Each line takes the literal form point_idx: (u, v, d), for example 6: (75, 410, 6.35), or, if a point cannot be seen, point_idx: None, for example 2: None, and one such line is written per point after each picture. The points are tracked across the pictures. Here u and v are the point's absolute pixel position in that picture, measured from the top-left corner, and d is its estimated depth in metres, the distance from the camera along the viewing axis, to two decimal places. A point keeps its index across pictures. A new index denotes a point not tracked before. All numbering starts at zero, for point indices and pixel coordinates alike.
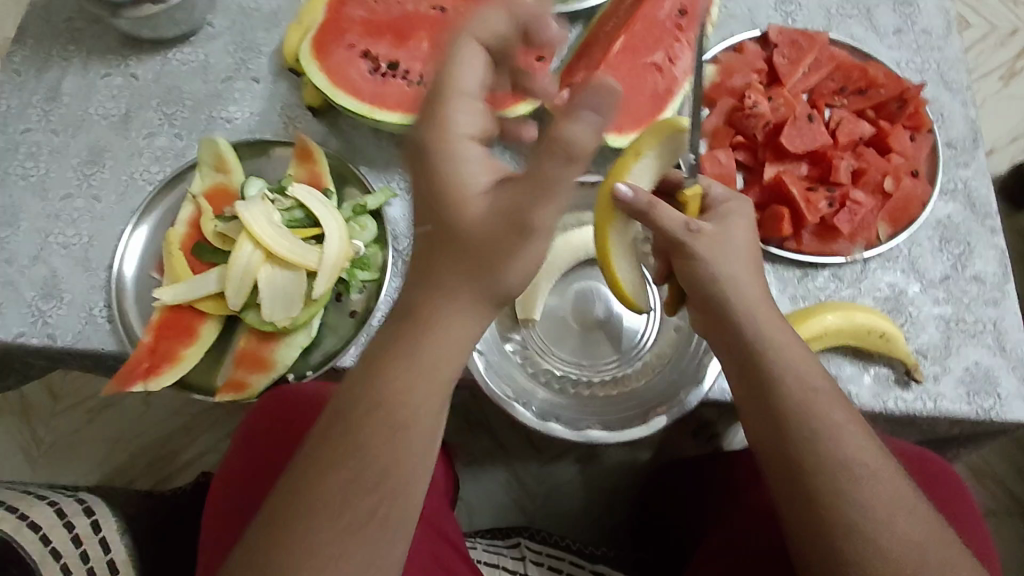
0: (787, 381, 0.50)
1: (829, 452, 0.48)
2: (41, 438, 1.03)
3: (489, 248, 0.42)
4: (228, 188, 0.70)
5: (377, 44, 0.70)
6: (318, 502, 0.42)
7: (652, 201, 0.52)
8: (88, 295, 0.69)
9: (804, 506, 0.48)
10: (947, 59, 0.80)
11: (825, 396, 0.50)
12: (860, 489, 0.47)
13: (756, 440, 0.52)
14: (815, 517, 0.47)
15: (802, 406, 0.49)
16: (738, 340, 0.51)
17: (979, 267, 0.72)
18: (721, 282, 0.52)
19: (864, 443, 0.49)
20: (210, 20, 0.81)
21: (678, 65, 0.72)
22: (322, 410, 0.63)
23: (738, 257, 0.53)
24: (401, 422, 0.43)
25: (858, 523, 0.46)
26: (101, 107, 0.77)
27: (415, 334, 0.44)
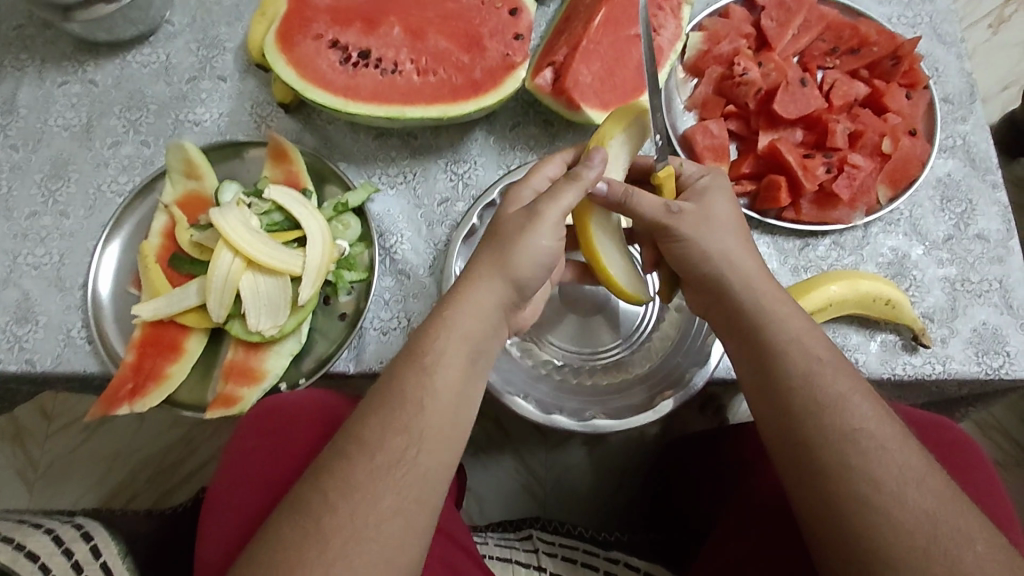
0: (786, 353, 0.47)
1: (835, 424, 0.44)
2: (35, 460, 1.01)
3: (512, 231, 0.49)
4: (202, 194, 0.67)
5: (346, 32, 0.67)
6: (339, 496, 0.42)
7: (628, 190, 0.51)
8: (64, 317, 0.66)
9: (811, 484, 0.44)
10: (939, 11, 0.77)
11: (830, 367, 0.46)
12: (871, 461, 0.42)
13: (760, 420, 0.49)
14: (823, 495, 0.43)
15: (802, 379, 0.46)
16: (735, 313, 0.49)
17: (982, 225, 0.70)
18: (710, 262, 0.50)
19: (876, 414, 0.44)
20: (169, 18, 0.77)
21: (663, 35, 0.69)
22: (301, 423, 0.59)
23: (722, 233, 0.50)
24: (406, 422, 0.44)
25: (871, 499, 0.41)
26: (61, 117, 0.74)
27: (431, 332, 0.47)
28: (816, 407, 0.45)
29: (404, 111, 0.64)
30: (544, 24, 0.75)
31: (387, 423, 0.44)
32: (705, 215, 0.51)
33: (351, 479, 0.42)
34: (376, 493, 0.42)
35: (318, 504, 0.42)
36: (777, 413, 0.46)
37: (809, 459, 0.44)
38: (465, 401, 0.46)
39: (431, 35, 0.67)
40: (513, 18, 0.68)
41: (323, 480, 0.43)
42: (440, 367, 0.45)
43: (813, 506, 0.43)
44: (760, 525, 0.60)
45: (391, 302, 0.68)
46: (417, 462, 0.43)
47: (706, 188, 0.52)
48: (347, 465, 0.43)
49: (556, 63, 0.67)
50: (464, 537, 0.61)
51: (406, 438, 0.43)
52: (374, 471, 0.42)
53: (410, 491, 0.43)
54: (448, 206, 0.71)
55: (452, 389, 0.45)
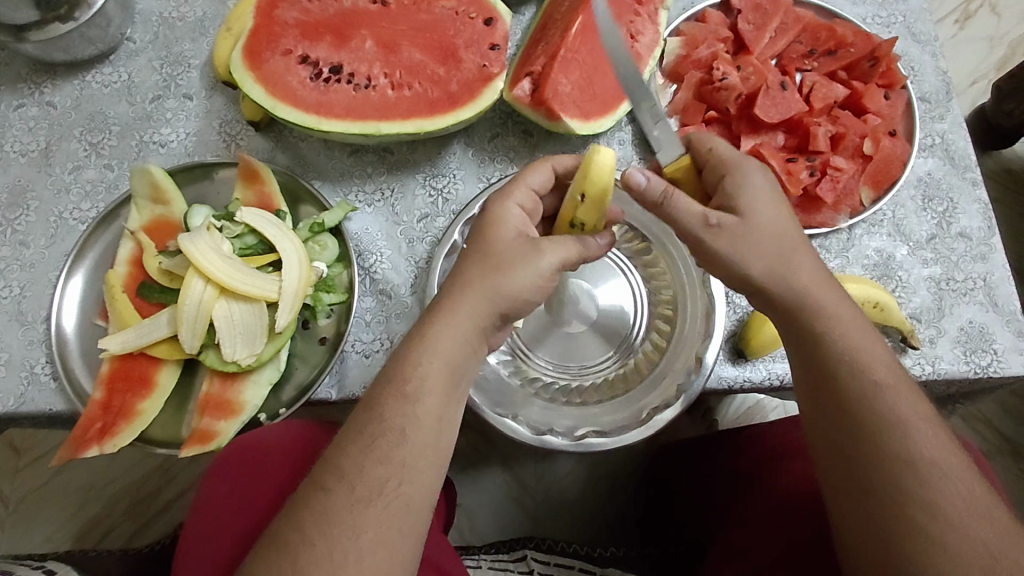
0: (851, 368, 0.46)
1: (895, 449, 0.44)
2: (4, 497, 0.96)
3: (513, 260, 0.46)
4: (169, 219, 0.64)
5: (315, 47, 0.65)
6: (317, 532, 0.40)
7: (667, 191, 0.47)
8: (27, 353, 0.63)
9: (866, 506, 0.44)
10: (912, 10, 0.78)
11: (896, 388, 0.45)
12: (931, 488, 0.42)
13: (811, 427, 0.48)
14: (879, 518, 0.43)
15: (865, 397, 0.45)
16: (790, 323, 0.48)
17: (964, 223, 0.70)
18: (770, 271, 0.47)
19: (938, 439, 0.44)
20: (130, 35, 0.74)
21: (641, 41, 0.68)
22: (292, 462, 0.57)
23: (779, 240, 0.47)
24: (396, 457, 0.41)
25: (930, 527, 0.42)
26: (18, 142, 0.70)
27: (414, 355, 0.44)
28: (878, 428, 0.44)
29: (379, 127, 0.62)
30: (519, 32, 0.73)
31: (366, 452, 0.41)
32: (755, 223, 0.47)
33: (330, 512, 0.40)
34: (358, 526, 0.40)
35: (296, 545, 0.39)
36: (837, 429, 0.46)
37: (868, 481, 0.44)
38: (447, 424, 0.44)
39: (405, 47, 0.65)
40: (488, 28, 0.66)
41: (298, 516, 0.41)
42: (422, 394, 0.43)
43: (864, 527, 0.44)
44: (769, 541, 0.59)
45: (373, 324, 0.65)
46: (400, 492, 0.41)
47: (746, 183, 0.48)
48: (320, 494, 0.41)
49: (534, 73, 0.65)
50: (453, 567, 0.59)
51: (388, 467, 0.41)
52: (354, 506, 0.40)
53: (390, 523, 0.40)
54: (428, 222, 0.69)
55: (435, 413, 0.43)
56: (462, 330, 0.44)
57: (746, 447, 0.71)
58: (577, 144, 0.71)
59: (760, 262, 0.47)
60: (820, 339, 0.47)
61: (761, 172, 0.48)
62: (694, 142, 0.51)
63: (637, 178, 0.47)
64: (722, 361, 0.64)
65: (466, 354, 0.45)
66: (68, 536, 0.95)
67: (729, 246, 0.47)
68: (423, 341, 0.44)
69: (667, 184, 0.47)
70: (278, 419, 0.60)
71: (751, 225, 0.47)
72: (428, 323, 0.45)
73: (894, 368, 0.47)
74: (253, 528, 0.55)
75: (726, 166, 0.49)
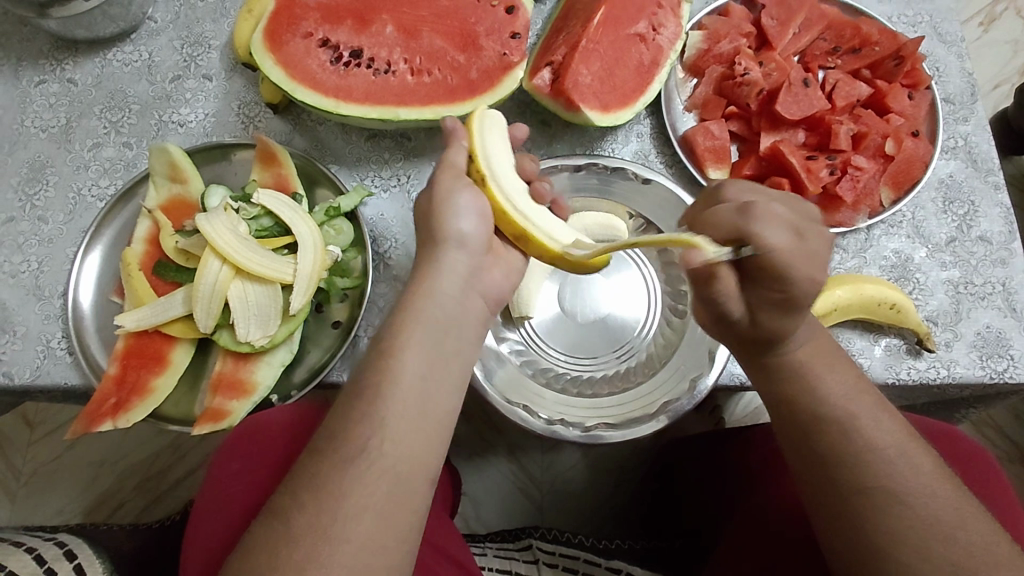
0: (814, 394, 0.47)
1: (856, 475, 0.44)
2: (18, 469, 0.97)
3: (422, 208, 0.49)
4: (187, 199, 0.64)
5: (336, 31, 0.64)
6: (320, 509, 0.39)
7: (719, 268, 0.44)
8: (44, 327, 0.64)
9: (832, 519, 0.45)
10: (939, 9, 0.76)
11: (860, 412, 0.46)
12: (891, 506, 0.42)
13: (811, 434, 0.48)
14: (840, 530, 0.44)
15: (824, 423, 0.46)
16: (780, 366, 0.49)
17: (985, 227, 0.69)
18: (742, 350, 0.50)
19: (907, 462, 0.44)
20: (151, 15, 0.74)
21: (663, 34, 0.68)
22: (290, 447, 0.56)
23: (777, 343, 0.47)
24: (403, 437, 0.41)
25: (883, 539, 0.42)
26: (39, 118, 0.71)
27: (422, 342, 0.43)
28: (840, 450, 0.45)
29: (397, 113, 0.62)
30: (540, 22, 0.73)
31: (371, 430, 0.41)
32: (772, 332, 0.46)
33: (335, 486, 0.40)
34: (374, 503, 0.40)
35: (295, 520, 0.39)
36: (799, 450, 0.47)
37: (832, 496, 0.45)
38: (440, 391, 0.44)
39: (425, 33, 0.65)
40: (509, 16, 0.65)
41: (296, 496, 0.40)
42: None
43: (834, 536, 0.44)
44: (777, 540, 0.59)
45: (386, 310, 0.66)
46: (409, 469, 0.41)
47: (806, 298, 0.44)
48: (329, 472, 0.41)
49: (554, 63, 0.65)
50: (458, 553, 0.60)
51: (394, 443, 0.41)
52: (360, 484, 0.40)
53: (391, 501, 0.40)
54: None
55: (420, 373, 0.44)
56: (446, 288, 0.46)
57: (756, 442, 0.70)
58: (593, 135, 0.71)
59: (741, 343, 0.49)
60: (771, 369, 0.48)
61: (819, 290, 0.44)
62: (771, 245, 0.41)
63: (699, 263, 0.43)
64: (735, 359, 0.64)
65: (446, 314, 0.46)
66: (79, 509, 0.96)
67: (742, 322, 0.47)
68: None
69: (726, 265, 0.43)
70: (289, 400, 0.61)
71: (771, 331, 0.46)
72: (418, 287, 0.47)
73: (859, 395, 0.47)
74: (252, 503, 0.55)
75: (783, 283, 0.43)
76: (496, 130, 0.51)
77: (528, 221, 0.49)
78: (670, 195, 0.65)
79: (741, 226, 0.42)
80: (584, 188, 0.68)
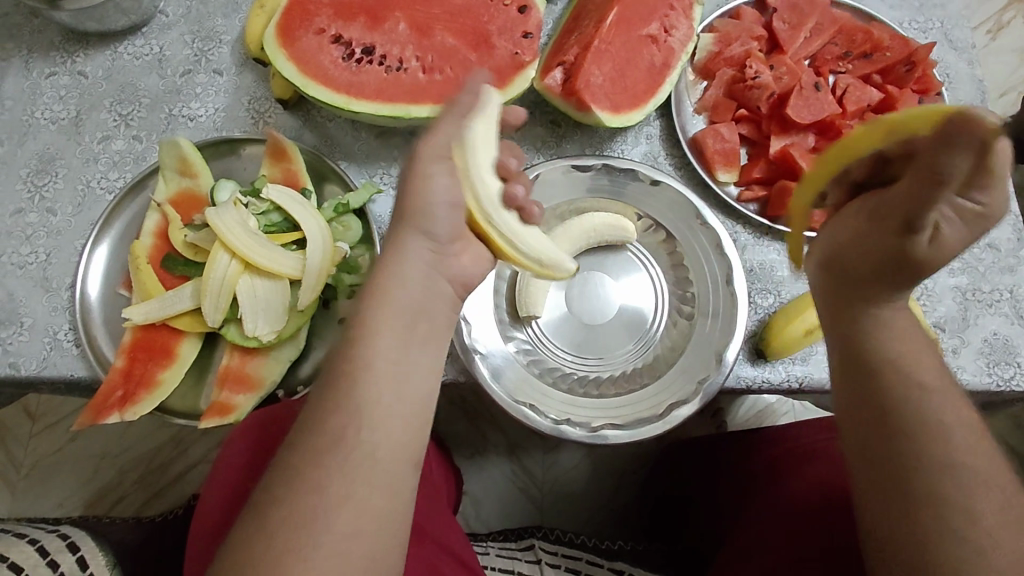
0: (890, 370, 0.46)
1: (925, 452, 0.43)
2: (19, 461, 0.97)
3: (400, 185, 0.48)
4: (196, 193, 0.64)
5: (349, 27, 0.64)
6: (327, 507, 0.39)
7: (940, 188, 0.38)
8: (51, 319, 0.64)
9: (886, 498, 0.44)
10: (950, 16, 0.76)
11: (932, 392, 0.45)
12: (951, 491, 0.42)
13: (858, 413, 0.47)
14: (894, 508, 0.44)
15: (896, 399, 0.45)
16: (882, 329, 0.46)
17: (993, 234, 0.69)
18: (869, 281, 0.45)
19: (972, 446, 0.44)
20: (163, 9, 0.73)
21: (675, 35, 0.68)
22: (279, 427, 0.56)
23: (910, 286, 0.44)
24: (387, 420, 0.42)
25: (935, 523, 0.42)
26: (49, 110, 0.71)
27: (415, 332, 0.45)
28: (907, 427, 0.44)
29: (409, 110, 0.62)
30: (552, 22, 0.73)
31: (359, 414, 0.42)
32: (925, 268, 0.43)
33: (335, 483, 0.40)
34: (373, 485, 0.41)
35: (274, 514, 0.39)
36: (865, 427, 0.46)
37: (887, 472, 0.44)
38: (412, 377, 0.44)
39: (438, 31, 0.65)
40: (522, 16, 0.65)
41: (306, 495, 0.40)
42: None
43: (884, 516, 0.44)
44: (780, 542, 0.59)
45: None
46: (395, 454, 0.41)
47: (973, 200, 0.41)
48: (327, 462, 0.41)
49: (566, 63, 0.65)
50: (463, 551, 0.60)
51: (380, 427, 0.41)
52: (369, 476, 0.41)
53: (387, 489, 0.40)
54: None
55: (390, 356, 0.44)
56: (412, 274, 0.47)
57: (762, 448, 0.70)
58: (603, 136, 0.71)
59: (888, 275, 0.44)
60: (873, 324, 0.47)
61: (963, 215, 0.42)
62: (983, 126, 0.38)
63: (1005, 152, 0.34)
64: (741, 361, 0.64)
65: (415, 299, 0.46)
66: (80, 502, 0.96)
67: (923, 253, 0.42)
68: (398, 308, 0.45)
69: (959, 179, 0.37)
70: (295, 396, 0.61)
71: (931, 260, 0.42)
72: (379, 274, 0.47)
73: (940, 373, 0.46)
74: (235, 491, 0.56)
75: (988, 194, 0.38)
76: (489, 112, 0.48)
77: (490, 224, 0.48)
78: (679, 197, 0.65)
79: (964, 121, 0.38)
80: (596, 189, 0.68)
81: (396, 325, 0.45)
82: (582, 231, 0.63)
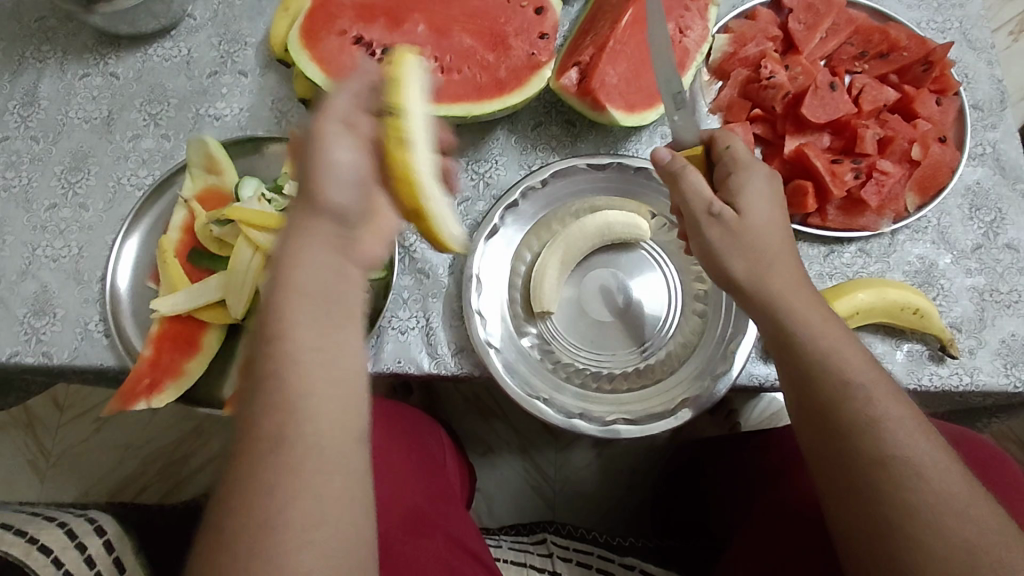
0: (828, 367, 0.47)
1: (863, 446, 0.44)
2: (47, 450, 1.00)
3: (315, 161, 0.39)
4: (221, 189, 0.66)
5: (369, 29, 0.66)
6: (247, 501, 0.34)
7: (683, 171, 0.52)
8: (82, 310, 0.66)
9: (841, 497, 0.45)
10: (969, 16, 0.76)
11: (871, 386, 0.46)
12: (900, 483, 0.43)
13: (802, 422, 0.48)
14: (848, 506, 0.45)
15: (838, 395, 0.46)
16: (784, 328, 0.48)
17: (1011, 234, 0.69)
18: (743, 278, 0.49)
19: (915, 438, 0.44)
20: (191, 12, 0.76)
21: (690, 36, 0.68)
22: None
23: (771, 286, 0.49)
24: (291, 410, 0.36)
25: (893, 518, 0.42)
26: (82, 109, 0.73)
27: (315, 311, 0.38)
28: (851, 424, 0.45)
29: None
30: (568, 23, 0.74)
31: (257, 407, 0.36)
32: (751, 224, 0.49)
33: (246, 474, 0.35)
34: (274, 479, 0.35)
35: (228, 526, 0.34)
36: (813, 427, 0.47)
37: (845, 471, 0.45)
38: (342, 358, 0.38)
39: (456, 32, 0.66)
40: (538, 17, 0.67)
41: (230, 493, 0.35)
42: (296, 329, 0.37)
43: (844, 517, 0.45)
44: (787, 535, 0.60)
45: (409, 301, 0.67)
46: (307, 433, 0.36)
47: (752, 185, 0.51)
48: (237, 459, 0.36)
49: (581, 64, 0.66)
50: (475, 544, 0.61)
51: (282, 415, 0.36)
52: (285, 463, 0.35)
53: (302, 473, 0.35)
54: (469, 206, 0.70)
55: (313, 348, 0.37)
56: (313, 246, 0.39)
57: (775, 444, 0.70)
58: (618, 135, 0.72)
59: (745, 258, 0.49)
60: (791, 335, 0.48)
61: (771, 180, 0.52)
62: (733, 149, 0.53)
63: (663, 155, 0.53)
64: (753, 359, 0.64)
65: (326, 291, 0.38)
66: (103, 491, 0.99)
67: (722, 237, 0.50)
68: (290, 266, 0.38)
69: (687, 166, 0.52)
70: None
71: (749, 222, 0.49)
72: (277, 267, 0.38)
73: (869, 369, 0.47)
74: None
75: (746, 164, 0.52)
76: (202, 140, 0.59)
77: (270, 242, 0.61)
78: None
79: (747, 160, 0.52)
80: (610, 189, 0.69)
81: (315, 311, 0.38)
82: (587, 236, 0.64)
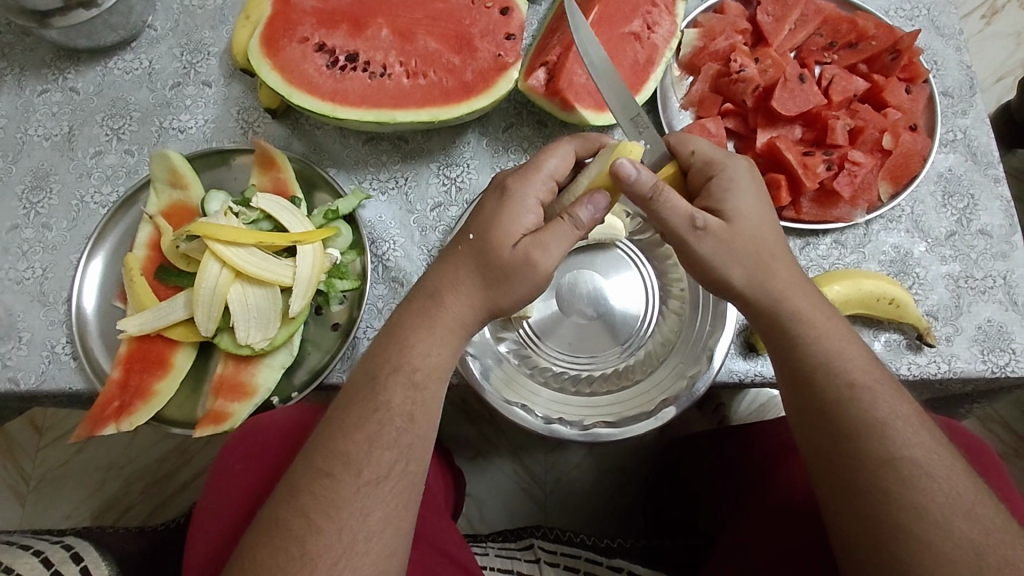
0: (833, 368, 0.47)
1: (870, 448, 0.44)
2: (27, 474, 0.98)
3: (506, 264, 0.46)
4: (187, 204, 0.65)
5: (332, 35, 0.65)
6: (332, 525, 0.42)
7: (658, 186, 0.47)
8: (48, 333, 0.64)
9: (842, 498, 0.45)
10: (935, 3, 0.76)
11: (874, 388, 0.46)
12: (906, 485, 0.43)
13: (802, 421, 0.48)
14: (847, 507, 0.45)
15: (843, 396, 0.46)
16: (791, 331, 0.48)
17: (985, 220, 0.69)
18: (744, 285, 0.48)
19: (921, 439, 0.45)
20: (151, 23, 0.74)
21: (657, 32, 0.68)
22: (295, 438, 0.57)
23: (776, 291, 0.48)
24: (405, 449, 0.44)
25: (900, 520, 0.42)
26: (42, 127, 0.72)
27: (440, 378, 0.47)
28: (857, 427, 0.45)
29: (393, 116, 0.62)
30: (536, 23, 0.73)
31: (373, 440, 0.44)
32: (740, 227, 0.48)
33: (333, 500, 0.42)
34: (365, 510, 0.42)
35: (315, 544, 0.41)
36: (813, 427, 0.47)
37: (847, 472, 0.45)
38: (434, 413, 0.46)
39: (420, 36, 0.65)
40: (504, 17, 0.66)
41: (317, 519, 0.42)
42: (431, 382, 0.46)
43: (844, 516, 0.45)
44: (768, 530, 0.60)
45: (384, 311, 0.66)
46: (407, 472, 0.44)
47: (732, 186, 0.49)
48: (330, 484, 0.43)
49: (549, 63, 0.66)
50: (460, 552, 0.60)
51: (395, 452, 0.44)
52: (368, 496, 0.43)
53: (393, 504, 0.43)
54: (441, 211, 0.69)
55: (434, 397, 0.46)
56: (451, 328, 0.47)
57: (759, 439, 0.70)
58: None
59: (739, 266, 0.48)
60: (796, 339, 0.48)
61: (747, 173, 0.50)
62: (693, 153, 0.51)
63: (627, 171, 0.46)
64: (733, 355, 0.64)
65: (455, 351, 0.48)
66: (87, 514, 0.97)
67: (715, 249, 0.48)
68: (428, 331, 0.47)
69: (658, 180, 0.47)
70: (290, 402, 0.62)
71: (737, 226, 0.48)
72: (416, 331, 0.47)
73: (874, 370, 0.47)
74: (243, 502, 0.56)
75: (715, 165, 0.50)
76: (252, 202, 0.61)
77: (233, 258, 0.59)
78: None
79: (716, 160, 0.50)
80: None
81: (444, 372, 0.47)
82: None
